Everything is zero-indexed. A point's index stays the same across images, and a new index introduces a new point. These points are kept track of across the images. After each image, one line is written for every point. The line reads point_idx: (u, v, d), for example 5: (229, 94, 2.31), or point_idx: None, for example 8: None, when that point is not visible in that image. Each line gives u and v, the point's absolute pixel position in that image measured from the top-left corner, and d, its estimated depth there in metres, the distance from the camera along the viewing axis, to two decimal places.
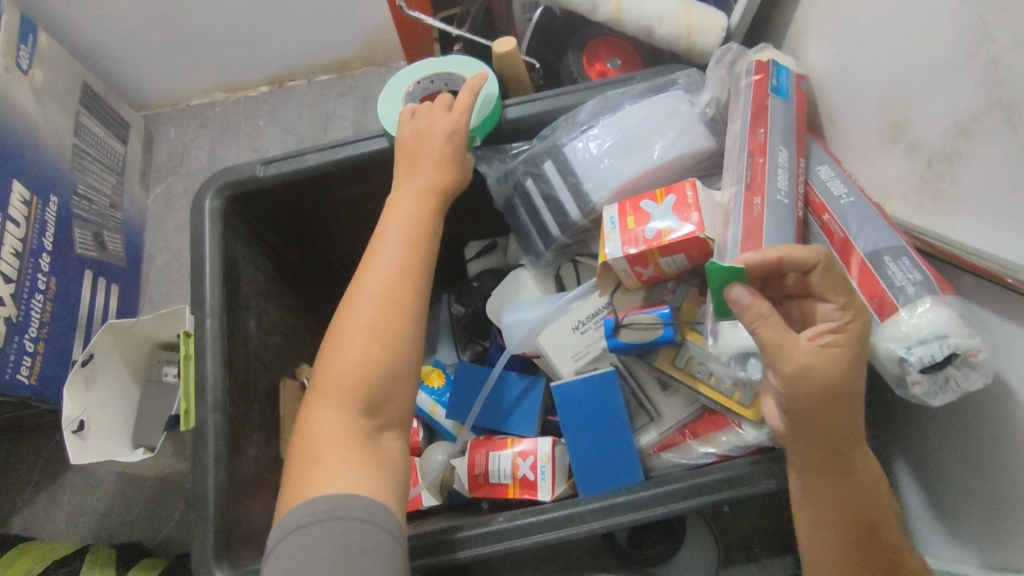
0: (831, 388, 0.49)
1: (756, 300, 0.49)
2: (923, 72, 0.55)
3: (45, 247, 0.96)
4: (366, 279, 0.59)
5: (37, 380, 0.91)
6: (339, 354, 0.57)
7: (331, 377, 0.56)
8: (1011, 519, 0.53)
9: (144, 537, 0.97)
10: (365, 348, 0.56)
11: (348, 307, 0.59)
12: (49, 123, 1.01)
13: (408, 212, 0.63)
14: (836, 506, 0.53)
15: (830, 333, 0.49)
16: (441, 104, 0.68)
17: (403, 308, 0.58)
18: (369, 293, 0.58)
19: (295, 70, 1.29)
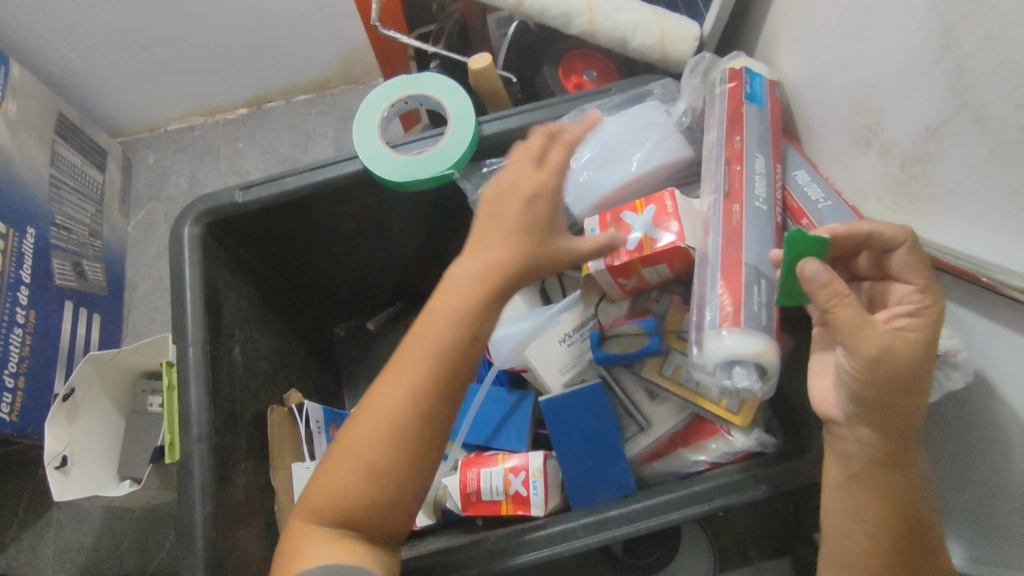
0: (897, 378, 0.48)
1: (834, 277, 0.47)
2: (893, 76, 0.56)
3: (23, 279, 0.95)
4: (408, 356, 0.52)
5: (18, 416, 0.89)
6: (359, 434, 0.52)
7: (347, 456, 0.52)
8: (1000, 514, 0.53)
9: (134, 571, 0.96)
10: (385, 439, 0.52)
11: (379, 383, 0.53)
12: (23, 154, 1.00)
13: (458, 303, 0.52)
14: (877, 497, 0.53)
15: (906, 316, 0.49)
16: (530, 155, 0.56)
17: (429, 399, 0.52)
18: (397, 376, 0.52)
19: (273, 91, 1.28)
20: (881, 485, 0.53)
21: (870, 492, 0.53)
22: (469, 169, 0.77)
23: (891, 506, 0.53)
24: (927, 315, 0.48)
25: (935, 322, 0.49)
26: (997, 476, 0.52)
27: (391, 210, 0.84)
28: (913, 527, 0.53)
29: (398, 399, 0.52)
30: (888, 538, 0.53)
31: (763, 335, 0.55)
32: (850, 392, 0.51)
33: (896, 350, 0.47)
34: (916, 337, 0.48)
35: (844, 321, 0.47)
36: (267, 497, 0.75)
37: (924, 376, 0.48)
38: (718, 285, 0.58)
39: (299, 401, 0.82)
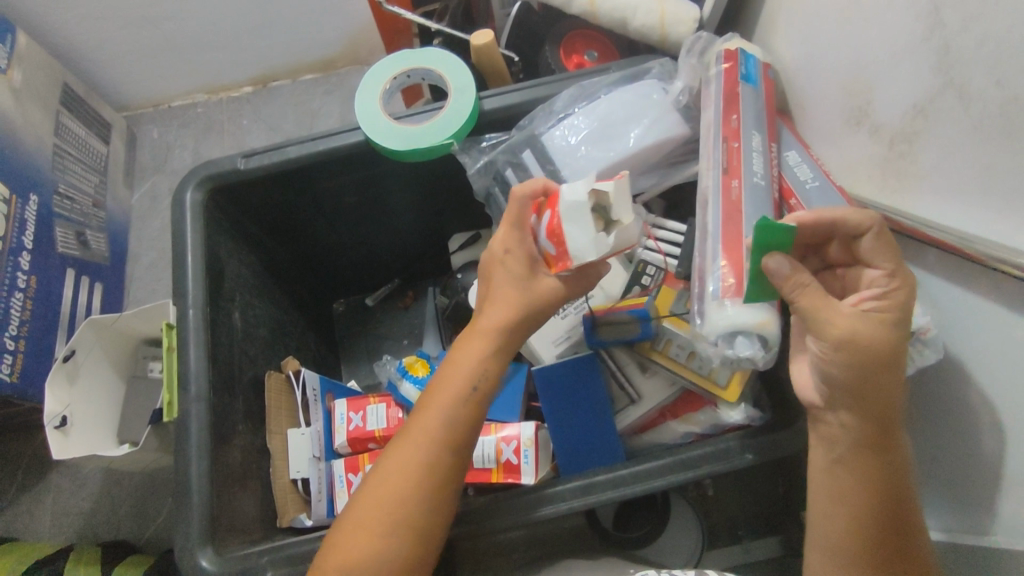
0: (869, 360, 0.49)
1: (799, 269, 0.48)
2: (881, 57, 0.56)
3: (26, 245, 0.96)
4: (460, 377, 0.59)
5: (19, 378, 0.90)
6: (399, 460, 0.57)
7: (388, 480, 0.57)
8: (974, 486, 0.54)
9: (130, 536, 0.97)
10: (423, 463, 0.57)
11: (425, 414, 0.59)
12: (29, 122, 1.01)
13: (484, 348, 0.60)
14: (862, 488, 0.53)
15: (874, 299, 0.50)
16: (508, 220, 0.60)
17: (474, 418, 0.59)
18: (458, 400, 0.59)
19: (278, 70, 1.29)
20: (870, 479, 0.52)
21: (857, 482, 0.53)
22: (467, 143, 0.76)
23: (878, 500, 0.52)
24: (894, 297, 0.50)
25: (901, 303, 0.50)
26: (965, 445, 0.54)
27: (392, 183, 0.85)
28: (901, 524, 0.52)
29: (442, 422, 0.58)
30: (877, 533, 0.52)
31: (765, 304, 0.54)
32: (824, 375, 0.51)
33: (863, 334, 0.49)
34: (881, 319, 0.49)
35: (806, 309, 0.49)
36: (263, 460, 0.76)
37: (895, 364, 0.49)
38: (720, 257, 0.58)
39: (295, 368, 0.84)
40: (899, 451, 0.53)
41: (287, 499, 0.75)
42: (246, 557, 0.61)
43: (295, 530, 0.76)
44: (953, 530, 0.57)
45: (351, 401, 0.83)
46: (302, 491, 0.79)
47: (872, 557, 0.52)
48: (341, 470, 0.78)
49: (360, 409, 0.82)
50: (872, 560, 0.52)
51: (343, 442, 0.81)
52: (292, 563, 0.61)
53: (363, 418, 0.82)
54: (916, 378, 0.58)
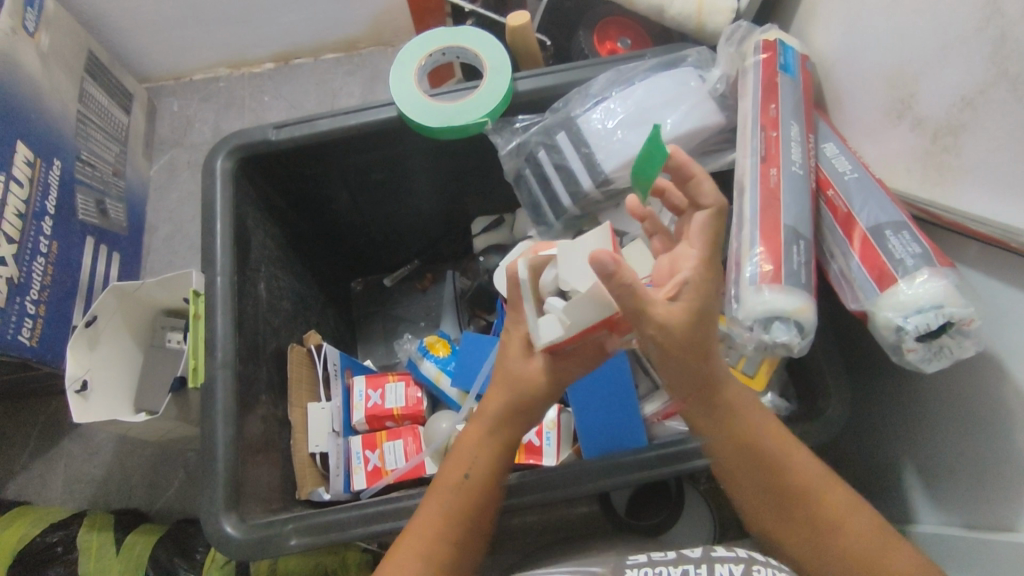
0: (687, 343, 0.48)
1: (620, 265, 0.42)
2: (930, 48, 0.56)
3: (48, 210, 0.96)
4: (472, 442, 0.55)
5: (38, 343, 0.90)
6: (416, 539, 0.52)
7: (408, 559, 0.52)
8: (996, 481, 0.54)
9: (142, 505, 0.97)
10: (444, 536, 0.52)
11: (443, 489, 0.54)
12: (54, 88, 1.00)
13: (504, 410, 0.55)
14: (725, 438, 0.53)
15: (677, 290, 0.47)
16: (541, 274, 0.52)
17: (493, 480, 0.55)
18: (474, 465, 0.54)
19: (302, 48, 1.29)
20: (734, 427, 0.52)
21: (716, 434, 0.53)
22: (500, 124, 0.76)
23: (747, 447, 0.52)
24: (692, 282, 0.48)
25: (700, 286, 0.48)
26: (992, 440, 0.54)
27: (420, 161, 0.85)
28: (778, 464, 0.52)
29: (459, 493, 0.54)
30: (756, 478, 0.52)
31: (803, 292, 0.56)
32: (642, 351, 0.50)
33: (694, 287, 0.47)
34: (687, 310, 0.47)
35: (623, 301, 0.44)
36: (283, 432, 0.76)
37: (711, 312, 0.49)
38: (757, 244, 0.58)
39: (317, 343, 0.84)
40: (737, 392, 0.53)
41: (305, 472, 0.75)
42: (271, 524, 0.61)
43: (313, 504, 0.76)
44: (972, 523, 0.57)
45: (370, 378, 0.83)
46: (320, 466, 0.79)
47: (764, 502, 0.53)
48: (359, 446, 0.78)
49: (380, 386, 0.82)
50: (763, 504, 0.53)
51: (360, 419, 0.81)
52: (318, 532, 0.61)
53: (382, 396, 0.81)
54: (946, 372, 0.58)
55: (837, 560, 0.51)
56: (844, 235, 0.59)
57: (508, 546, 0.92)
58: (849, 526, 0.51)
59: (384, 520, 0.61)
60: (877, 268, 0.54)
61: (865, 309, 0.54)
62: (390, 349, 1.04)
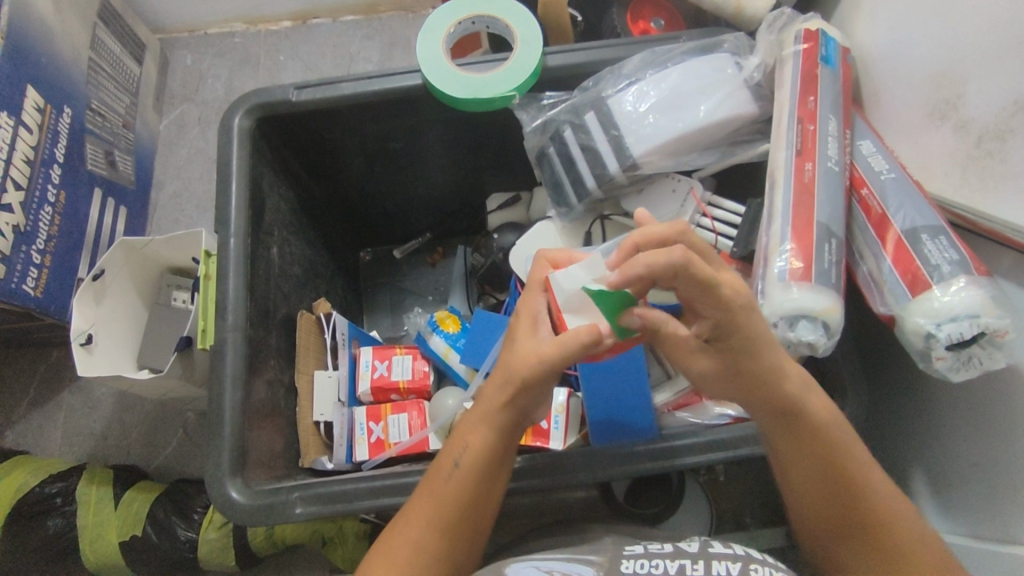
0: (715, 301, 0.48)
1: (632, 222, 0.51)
2: (985, 48, 0.54)
3: (57, 158, 0.94)
4: (470, 432, 0.53)
5: (42, 293, 0.89)
6: (407, 526, 0.53)
7: (399, 543, 0.52)
8: (1005, 495, 0.54)
9: (140, 462, 0.97)
10: (432, 524, 0.52)
11: (436, 476, 0.54)
12: (66, 32, 0.97)
13: (506, 415, 0.52)
14: (793, 454, 0.54)
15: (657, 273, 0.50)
16: (530, 318, 0.52)
17: (486, 474, 0.53)
18: (470, 458, 0.53)
19: (321, 7, 1.25)
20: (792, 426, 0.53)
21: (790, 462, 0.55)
22: (526, 99, 0.74)
23: (805, 443, 0.53)
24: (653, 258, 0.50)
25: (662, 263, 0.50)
26: (1006, 453, 0.53)
27: (440, 132, 0.83)
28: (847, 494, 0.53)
29: (451, 483, 0.53)
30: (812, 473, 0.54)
31: (832, 292, 0.55)
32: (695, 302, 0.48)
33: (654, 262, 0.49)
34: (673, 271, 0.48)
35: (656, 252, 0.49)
36: (289, 399, 0.75)
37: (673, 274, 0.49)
38: (789, 241, 0.58)
39: (327, 311, 0.82)
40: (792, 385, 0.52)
41: (310, 440, 0.75)
42: (276, 491, 0.61)
43: (315, 471, 0.75)
44: (979, 535, 0.57)
45: (378, 349, 0.81)
46: (323, 434, 0.78)
47: (816, 494, 0.55)
48: (362, 418, 0.77)
49: (386, 358, 0.81)
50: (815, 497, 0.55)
51: (366, 390, 0.80)
52: (322, 501, 0.60)
53: (388, 367, 0.80)
54: (966, 383, 0.57)
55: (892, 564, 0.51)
56: (876, 236, 0.58)
57: (500, 528, 0.93)
58: (904, 525, 0.52)
59: (388, 493, 0.60)
60: (911, 273, 0.54)
61: (894, 313, 0.54)
62: (396, 321, 1.03)
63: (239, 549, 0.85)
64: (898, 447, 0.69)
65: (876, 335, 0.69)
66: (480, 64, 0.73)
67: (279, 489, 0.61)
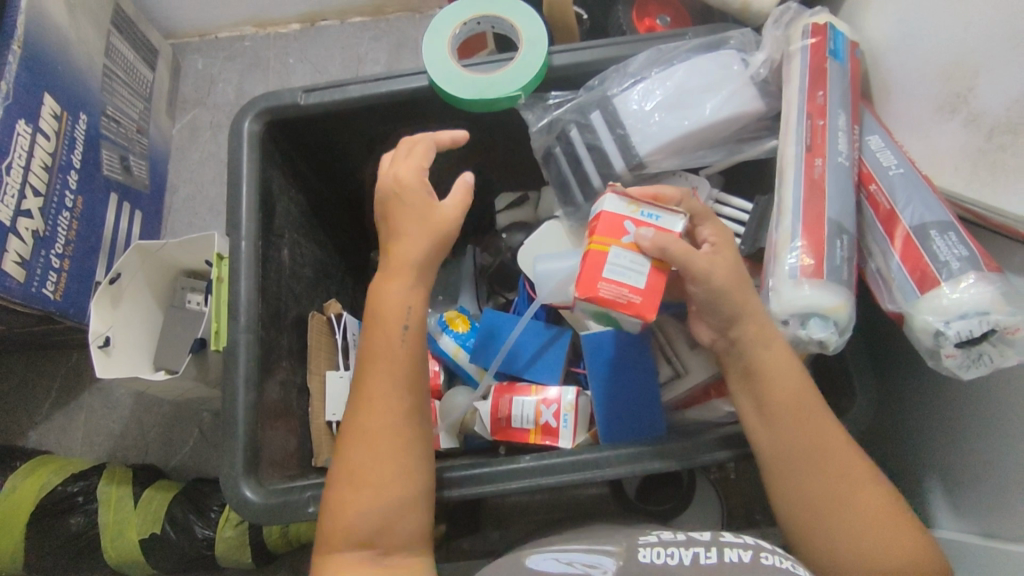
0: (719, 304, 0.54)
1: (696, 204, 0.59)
2: (998, 37, 0.53)
3: (73, 164, 0.96)
4: (383, 343, 0.58)
5: (62, 297, 0.91)
6: (358, 445, 0.57)
7: (354, 459, 0.57)
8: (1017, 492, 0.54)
9: (157, 461, 0.99)
10: (373, 435, 0.57)
11: (359, 392, 0.58)
12: (81, 40, 0.99)
13: (394, 315, 0.58)
14: (784, 435, 0.55)
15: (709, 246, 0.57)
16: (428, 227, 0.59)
17: (407, 371, 0.58)
18: (385, 363, 0.58)
19: (328, 9, 1.26)
20: (776, 391, 0.55)
21: (775, 441, 0.55)
22: (532, 99, 0.74)
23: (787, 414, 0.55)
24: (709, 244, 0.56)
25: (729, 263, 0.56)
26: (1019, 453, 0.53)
27: (448, 133, 0.84)
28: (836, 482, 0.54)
29: (380, 391, 0.58)
30: (795, 425, 0.55)
31: (842, 290, 0.55)
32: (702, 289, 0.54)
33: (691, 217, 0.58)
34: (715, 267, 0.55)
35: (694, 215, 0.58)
36: (302, 399, 0.77)
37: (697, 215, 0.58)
38: (799, 237, 0.58)
39: (338, 312, 0.82)
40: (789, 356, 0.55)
41: (322, 439, 0.76)
42: (289, 490, 0.62)
43: (328, 470, 0.77)
44: (991, 533, 0.57)
45: None
46: (335, 434, 0.79)
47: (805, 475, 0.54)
48: None
49: None
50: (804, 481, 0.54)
51: None
52: None
53: None
54: (980, 381, 0.56)
55: (867, 537, 0.52)
56: (885, 233, 0.58)
57: (512, 522, 0.94)
58: (874, 519, 0.53)
59: None
60: (919, 269, 0.53)
61: (903, 311, 0.54)
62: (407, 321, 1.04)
63: (254, 547, 0.86)
64: (908, 440, 0.70)
65: (885, 332, 0.68)
66: (488, 64, 0.74)
67: (293, 487, 0.62)
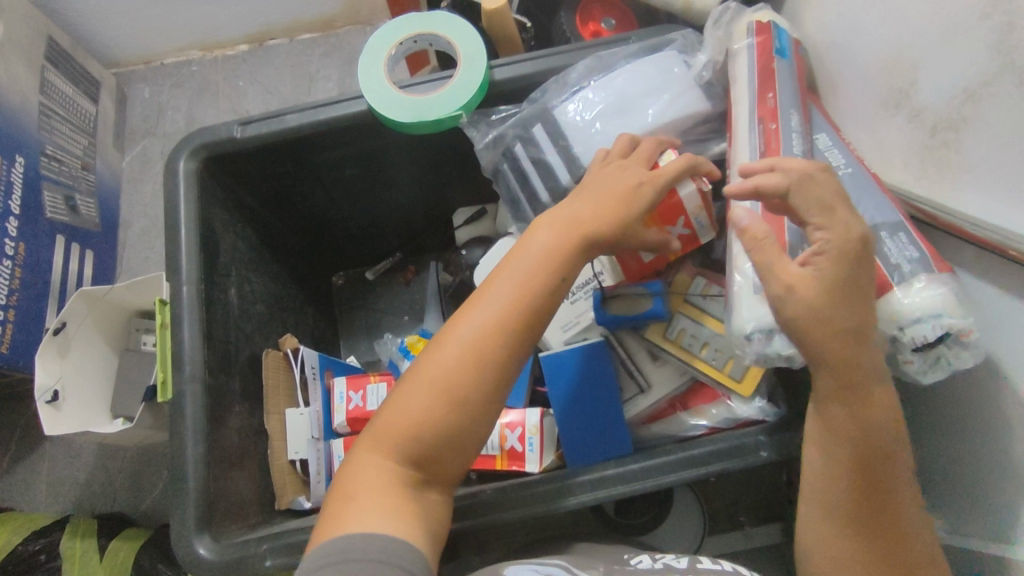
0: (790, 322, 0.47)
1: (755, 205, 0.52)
2: (932, 32, 0.52)
3: (13, 210, 0.92)
4: (522, 277, 0.51)
5: (9, 349, 0.88)
6: (428, 379, 0.50)
7: (415, 389, 0.50)
8: (992, 491, 0.53)
9: (126, 507, 0.96)
10: (447, 381, 0.49)
11: (462, 322, 0.51)
12: (11, 79, 0.95)
13: (542, 251, 0.51)
14: (834, 466, 0.49)
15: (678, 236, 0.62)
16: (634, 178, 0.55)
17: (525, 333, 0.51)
18: (509, 305, 0.50)
19: (275, 28, 1.23)
20: (846, 418, 0.48)
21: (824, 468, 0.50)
22: (477, 116, 0.72)
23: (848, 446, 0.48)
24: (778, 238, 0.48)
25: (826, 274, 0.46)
26: (991, 452, 0.52)
27: (397, 155, 0.81)
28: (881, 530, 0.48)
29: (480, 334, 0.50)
30: (855, 460, 0.48)
31: None
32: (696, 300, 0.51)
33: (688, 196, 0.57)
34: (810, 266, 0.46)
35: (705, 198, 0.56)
36: (261, 441, 0.74)
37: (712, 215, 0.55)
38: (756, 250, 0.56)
39: (294, 346, 0.81)
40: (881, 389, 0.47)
41: (285, 481, 0.74)
42: (246, 543, 0.60)
43: (294, 511, 0.75)
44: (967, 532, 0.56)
45: (351, 379, 0.78)
46: (300, 471, 0.77)
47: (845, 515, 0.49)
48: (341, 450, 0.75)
49: (360, 387, 0.77)
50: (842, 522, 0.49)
51: (342, 422, 0.77)
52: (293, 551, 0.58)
53: (363, 398, 0.77)
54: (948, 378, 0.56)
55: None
56: None
57: (492, 545, 0.92)
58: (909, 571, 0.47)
59: None
60: None
61: None
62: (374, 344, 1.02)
63: None
64: None
65: None
66: (427, 83, 0.72)
67: (250, 541, 0.60)
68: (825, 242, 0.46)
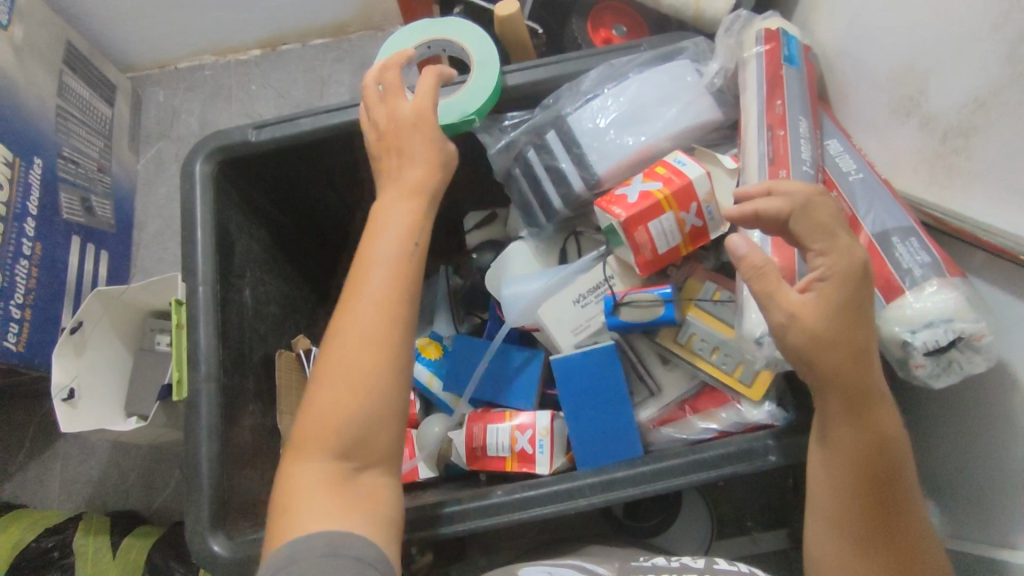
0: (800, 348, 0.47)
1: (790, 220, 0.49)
2: (942, 42, 0.52)
3: (30, 211, 0.94)
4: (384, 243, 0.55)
5: (25, 347, 0.89)
6: (353, 338, 0.53)
7: (345, 345, 0.52)
8: (1004, 496, 0.53)
9: (139, 505, 0.97)
10: (374, 337, 0.53)
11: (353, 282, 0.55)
12: (30, 81, 0.97)
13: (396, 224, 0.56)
14: (837, 474, 0.49)
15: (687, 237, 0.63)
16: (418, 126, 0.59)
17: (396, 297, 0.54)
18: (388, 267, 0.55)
19: (289, 33, 1.24)
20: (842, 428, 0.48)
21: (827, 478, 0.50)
22: (487, 122, 0.73)
23: (845, 453, 0.49)
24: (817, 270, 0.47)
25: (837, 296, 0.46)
26: (1002, 457, 0.52)
27: None
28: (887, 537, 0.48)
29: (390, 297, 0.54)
30: (853, 468, 0.49)
31: None
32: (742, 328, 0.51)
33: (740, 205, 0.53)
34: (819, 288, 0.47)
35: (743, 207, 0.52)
36: (274, 440, 0.75)
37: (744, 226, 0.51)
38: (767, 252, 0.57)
39: (307, 347, 0.81)
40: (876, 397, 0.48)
41: None
42: (256, 541, 0.60)
43: None
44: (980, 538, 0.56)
45: None
46: None
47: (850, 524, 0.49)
48: None
49: None
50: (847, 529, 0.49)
51: None
52: None
53: None
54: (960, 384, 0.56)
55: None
56: None
57: (501, 548, 0.92)
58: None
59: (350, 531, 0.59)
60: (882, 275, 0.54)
61: None
62: None
63: None
64: None
65: None
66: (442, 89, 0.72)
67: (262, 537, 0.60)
68: (827, 267, 0.47)
